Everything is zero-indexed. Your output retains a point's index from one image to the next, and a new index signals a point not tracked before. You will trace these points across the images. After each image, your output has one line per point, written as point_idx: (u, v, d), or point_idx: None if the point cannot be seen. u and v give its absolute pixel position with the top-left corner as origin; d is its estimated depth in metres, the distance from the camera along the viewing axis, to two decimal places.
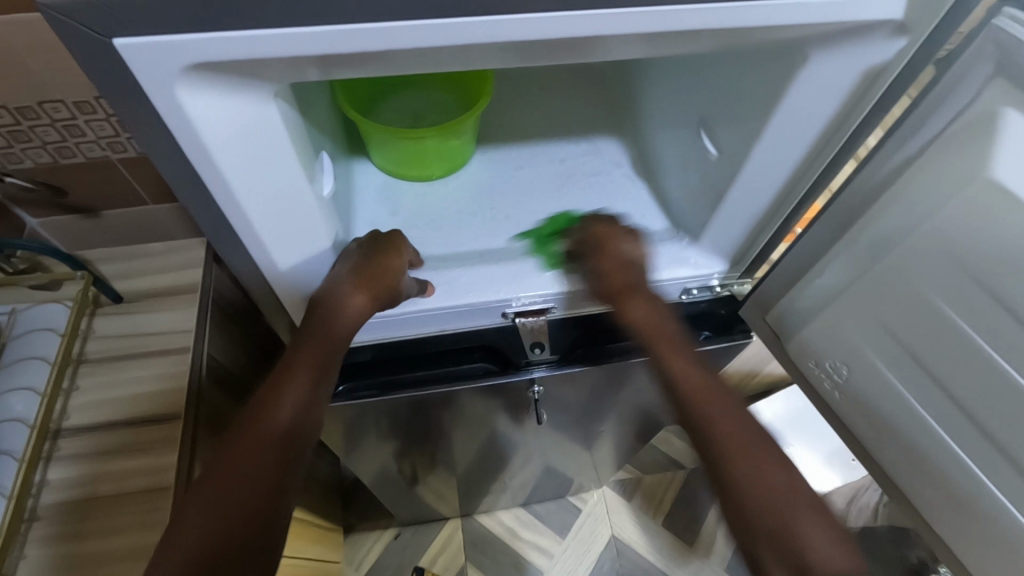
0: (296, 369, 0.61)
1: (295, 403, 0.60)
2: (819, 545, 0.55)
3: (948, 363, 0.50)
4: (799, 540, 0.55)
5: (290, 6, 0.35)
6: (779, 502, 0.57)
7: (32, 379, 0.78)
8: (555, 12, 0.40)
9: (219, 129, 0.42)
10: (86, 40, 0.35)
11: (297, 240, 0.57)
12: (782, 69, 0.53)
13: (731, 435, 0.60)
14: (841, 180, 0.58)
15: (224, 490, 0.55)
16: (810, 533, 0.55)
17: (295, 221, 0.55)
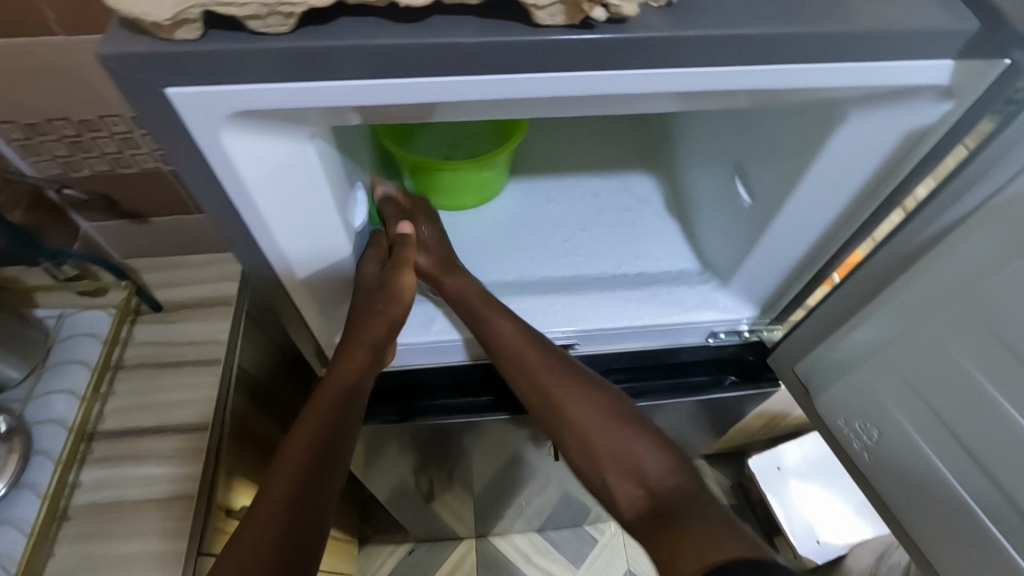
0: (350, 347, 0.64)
1: (348, 363, 0.64)
2: (643, 457, 0.63)
3: (990, 440, 0.48)
4: (630, 455, 0.63)
5: (324, 60, 0.36)
6: (617, 428, 0.65)
7: (73, 383, 0.82)
8: (599, 71, 0.39)
9: (259, 166, 0.44)
10: (137, 89, 0.36)
11: (319, 251, 0.55)
12: (821, 123, 0.52)
13: (569, 389, 0.67)
14: (888, 229, 0.55)
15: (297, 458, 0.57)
16: (642, 451, 0.63)
17: (320, 237, 0.53)
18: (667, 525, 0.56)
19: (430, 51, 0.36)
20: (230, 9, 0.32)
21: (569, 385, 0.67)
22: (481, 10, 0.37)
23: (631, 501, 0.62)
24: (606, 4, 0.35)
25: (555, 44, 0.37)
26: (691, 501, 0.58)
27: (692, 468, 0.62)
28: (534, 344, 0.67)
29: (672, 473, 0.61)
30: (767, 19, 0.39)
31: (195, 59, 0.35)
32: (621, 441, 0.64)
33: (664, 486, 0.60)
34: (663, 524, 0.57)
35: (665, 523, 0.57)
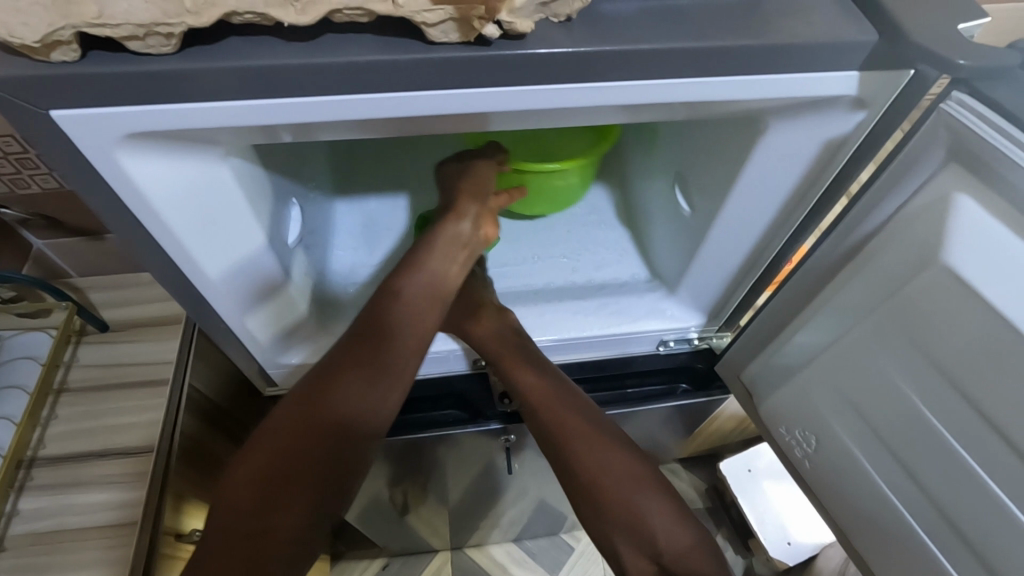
0: (368, 366, 0.56)
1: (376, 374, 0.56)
2: (657, 524, 0.58)
3: (912, 446, 0.48)
4: (641, 520, 0.58)
5: (213, 79, 0.35)
6: (628, 481, 0.59)
7: (11, 407, 0.80)
8: (505, 88, 0.39)
9: (166, 185, 0.43)
10: (20, 111, 0.35)
11: (229, 246, 0.50)
12: (747, 132, 0.52)
13: (585, 442, 0.61)
14: (833, 219, 0.54)
15: (255, 478, 0.51)
16: (654, 511, 0.58)
17: (227, 230, 0.49)
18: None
19: (322, 70, 0.35)
20: (105, 29, 0.32)
21: (587, 439, 0.61)
22: (376, 29, 0.36)
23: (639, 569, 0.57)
24: (500, 21, 0.34)
25: (454, 61, 0.36)
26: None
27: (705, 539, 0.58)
28: (545, 372, 0.66)
29: (691, 541, 0.57)
30: (670, 34, 0.39)
31: (77, 80, 0.34)
32: (636, 505, 0.58)
33: (680, 564, 0.56)
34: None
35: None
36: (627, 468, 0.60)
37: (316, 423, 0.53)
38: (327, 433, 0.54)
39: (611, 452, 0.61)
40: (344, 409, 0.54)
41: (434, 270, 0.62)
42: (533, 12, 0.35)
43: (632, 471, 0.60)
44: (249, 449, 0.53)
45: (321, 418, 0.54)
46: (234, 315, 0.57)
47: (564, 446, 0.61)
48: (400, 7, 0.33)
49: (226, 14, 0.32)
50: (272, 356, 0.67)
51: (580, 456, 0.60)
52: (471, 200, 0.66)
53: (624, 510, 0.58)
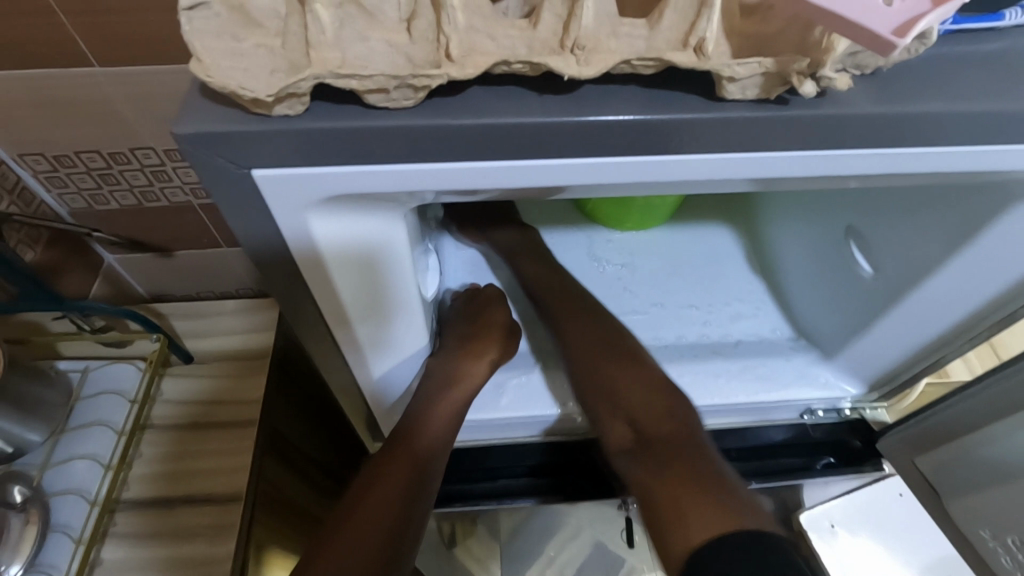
0: (405, 456, 0.56)
1: (417, 465, 0.56)
2: (630, 390, 0.59)
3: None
4: (614, 386, 0.60)
5: (450, 140, 0.28)
6: (610, 363, 0.61)
7: (98, 447, 0.75)
8: (776, 152, 0.31)
9: (341, 246, 0.37)
10: (217, 169, 0.29)
11: (359, 241, 0.37)
12: (992, 196, 0.44)
13: (570, 319, 0.64)
14: None
15: (364, 522, 0.52)
16: (629, 381, 0.59)
17: (356, 227, 0.36)
18: (663, 466, 0.54)
19: (581, 133, 0.29)
20: (350, 81, 0.25)
21: (571, 313, 0.64)
22: (645, 80, 0.29)
23: (619, 439, 0.59)
24: (821, 78, 0.27)
25: (740, 123, 0.29)
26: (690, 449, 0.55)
27: (684, 404, 0.59)
28: (555, 271, 0.69)
29: (672, 417, 0.57)
30: (990, 92, 0.31)
31: (296, 139, 0.28)
32: (611, 375, 0.60)
33: (657, 424, 0.57)
34: (656, 467, 0.55)
35: (659, 467, 0.54)
36: (600, 339, 0.62)
37: (405, 464, 0.55)
38: (409, 470, 0.55)
39: (595, 341, 0.62)
40: (403, 464, 0.55)
41: (443, 393, 0.58)
42: (846, 63, 0.28)
43: (617, 356, 0.61)
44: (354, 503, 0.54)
45: (406, 459, 0.56)
46: (333, 303, 0.42)
47: (557, 324, 0.65)
48: (707, 59, 0.26)
49: (492, 65, 0.26)
50: (360, 359, 0.51)
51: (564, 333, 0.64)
52: (493, 317, 0.64)
53: (603, 379, 0.60)
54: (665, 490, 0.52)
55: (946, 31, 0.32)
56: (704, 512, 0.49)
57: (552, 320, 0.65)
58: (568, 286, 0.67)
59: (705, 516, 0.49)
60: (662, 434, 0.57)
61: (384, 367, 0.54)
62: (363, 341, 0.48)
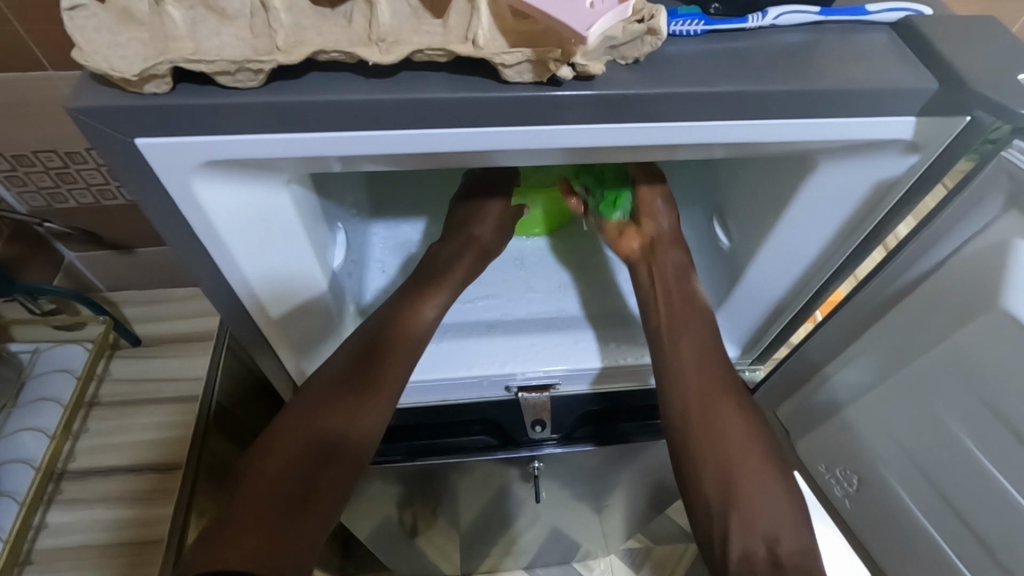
0: (352, 425, 0.57)
1: (357, 445, 0.57)
2: (766, 497, 0.53)
3: (952, 477, 0.48)
4: (756, 494, 0.53)
5: (293, 111, 0.36)
6: (752, 458, 0.54)
7: (46, 420, 0.80)
8: (573, 125, 0.39)
9: (230, 213, 0.44)
10: (107, 138, 0.36)
11: (259, 221, 0.46)
12: (792, 171, 0.51)
13: (726, 411, 0.56)
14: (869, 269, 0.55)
15: (263, 504, 0.52)
16: (766, 485, 0.54)
17: (256, 213, 0.45)
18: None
19: (396, 106, 0.36)
20: (199, 65, 0.33)
21: (711, 396, 0.57)
22: (452, 67, 0.37)
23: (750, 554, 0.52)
24: (574, 63, 0.35)
25: (527, 99, 0.37)
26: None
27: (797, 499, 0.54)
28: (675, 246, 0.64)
29: (795, 522, 0.53)
30: (736, 76, 0.39)
31: (163, 112, 0.35)
32: (769, 494, 0.54)
33: (795, 552, 0.52)
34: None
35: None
36: (758, 449, 0.55)
37: (317, 443, 0.55)
38: (326, 454, 0.55)
39: (731, 424, 0.55)
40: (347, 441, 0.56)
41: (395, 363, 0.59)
42: (602, 54, 0.36)
43: (746, 441, 0.55)
44: (253, 479, 0.54)
45: (322, 443, 0.56)
46: (225, 251, 0.47)
47: (695, 401, 0.56)
48: (479, 49, 0.34)
49: (314, 53, 0.34)
50: (258, 298, 0.53)
51: (691, 401, 0.57)
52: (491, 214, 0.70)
53: (748, 491, 0.53)
54: None
55: (701, 32, 0.41)
56: None
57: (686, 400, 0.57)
58: (709, 345, 0.59)
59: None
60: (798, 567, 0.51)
61: (281, 304, 0.55)
62: (252, 276, 0.50)
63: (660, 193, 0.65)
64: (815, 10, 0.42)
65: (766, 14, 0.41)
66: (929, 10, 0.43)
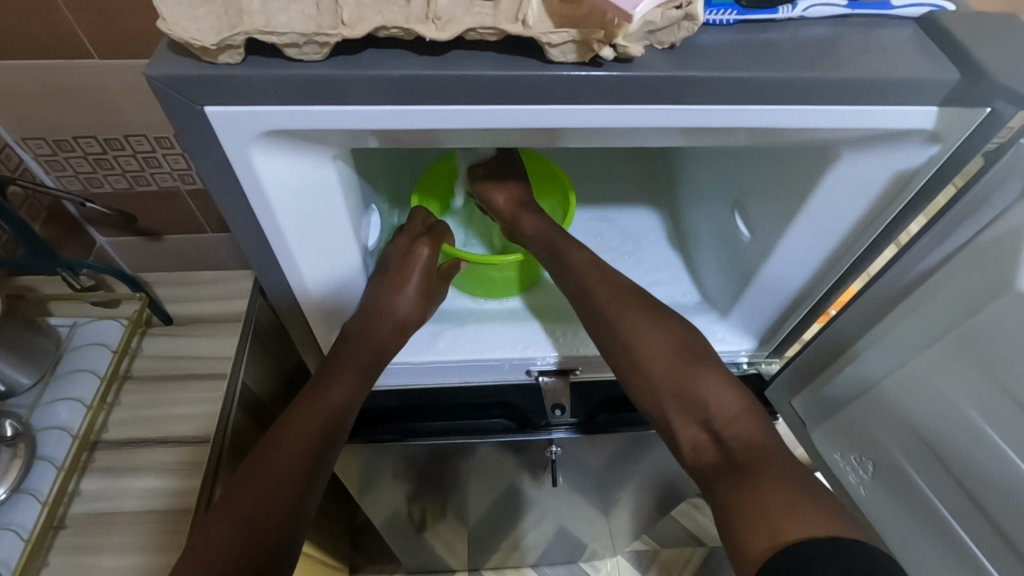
0: (335, 381, 0.61)
1: (337, 409, 0.60)
2: (708, 392, 0.57)
3: (966, 458, 0.50)
4: (696, 393, 0.57)
5: (351, 84, 0.39)
6: (676, 359, 0.59)
7: (82, 391, 0.83)
8: (608, 106, 0.41)
9: (284, 185, 0.47)
10: (179, 106, 0.39)
11: (308, 195, 0.49)
12: (813, 162, 0.53)
13: (635, 311, 0.62)
14: (883, 263, 0.57)
15: (266, 484, 0.54)
16: (703, 383, 0.57)
17: (305, 190, 0.48)
18: (738, 478, 0.51)
19: (447, 81, 0.39)
20: (270, 37, 0.36)
21: (622, 307, 0.62)
22: (499, 48, 0.40)
23: (691, 439, 0.56)
24: (615, 44, 0.37)
25: (569, 79, 0.39)
26: (767, 456, 0.51)
27: (739, 393, 0.57)
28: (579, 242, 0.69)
29: (737, 409, 0.56)
30: (767, 63, 0.41)
31: (233, 82, 0.38)
32: (691, 376, 0.57)
33: (731, 422, 0.55)
34: (732, 477, 0.51)
35: (734, 475, 0.51)
36: (676, 348, 0.59)
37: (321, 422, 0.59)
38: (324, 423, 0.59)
39: (646, 330, 0.60)
40: (332, 407, 0.60)
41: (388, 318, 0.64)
42: (641, 38, 0.39)
43: (661, 343, 0.60)
44: (257, 462, 0.55)
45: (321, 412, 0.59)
46: (274, 226, 0.50)
47: (607, 316, 0.62)
48: (529, 28, 0.36)
49: (375, 29, 0.37)
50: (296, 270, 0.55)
51: (608, 314, 0.62)
52: (410, 279, 0.66)
53: (665, 381, 0.58)
54: (738, 495, 0.50)
55: (734, 21, 0.43)
56: (800, 513, 0.45)
57: (603, 325, 0.62)
58: (606, 271, 0.65)
59: (799, 516, 0.45)
60: (737, 439, 0.54)
61: (312, 277, 0.57)
62: (292, 246, 0.53)
63: (573, 243, 0.69)
64: (842, 4, 0.44)
65: (796, 6, 0.43)
66: (953, 6, 0.45)
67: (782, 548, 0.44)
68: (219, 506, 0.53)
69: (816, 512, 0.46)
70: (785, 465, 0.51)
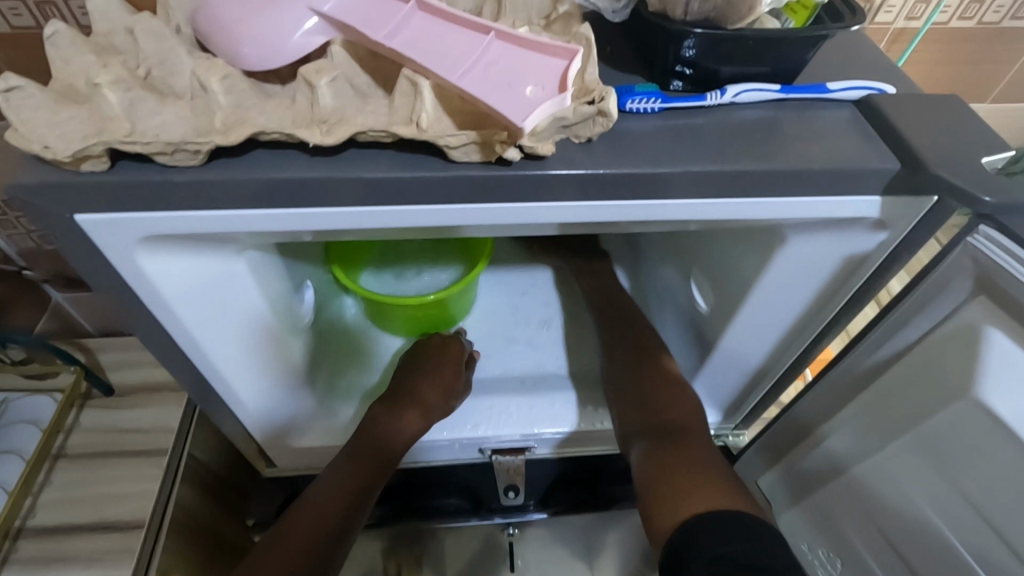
0: (385, 423, 0.62)
1: (388, 451, 0.60)
2: (669, 409, 0.57)
3: (936, 573, 0.47)
4: (655, 402, 0.58)
5: (234, 188, 0.35)
6: (659, 385, 0.60)
7: (6, 474, 0.78)
8: (525, 202, 0.38)
9: (182, 283, 0.43)
10: (43, 213, 0.36)
11: (213, 288, 0.45)
12: (763, 242, 0.50)
13: (633, 344, 0.65)
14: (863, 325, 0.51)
15: (321, 510, 0.55)
16: (668, 399, 0.58)
17: (216, 287, 0.45)
18: (667, 446, 0.53)
19: (339, 183, 0.35)
20: (135, 146, 0.32)
21: (634, 341, 0.65)
22: (400, 146, 0.37)
23: (630, 422, 0.58)
24: (521, 145, 0.34)
25: (475, 179, 0.36)
26: (700, 468, 0.51)
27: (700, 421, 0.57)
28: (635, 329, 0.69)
29: (689, 432, 0.55)
30: (694, 157, 0.38)
31: (101, 189, 0.34)
32: (658, 391, 0.59)
33: (673, 414, 0.57)
34: (664, 444, 0.54)
35: (663, 446, 0.54)
36: (664, 381, 0.60)
37: (371, 455, 0.59)
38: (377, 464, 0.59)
39: (645, 362, 0.63)
40: (387, 447, 0.60)
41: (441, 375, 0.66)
42: (553, 134, 0.36)
43: (654, 373, 0.61)
44: (316, 489, 0.57)
45: (378, 453, 0.60)
46: (177, 324, 0.46)
47: (614, 350, 0.66)
48: (423, 131, 0.33)
49: (255, 133, 0.33)
50: (203, 345, 0.48)
51: (619, 350, 0.65)
52: (457, 355, 0.69)
53: (637, 383, 0.61)
54: (656, 473, 0.51)
55: (659, 109, 0.40)
56: (694, 495, 0.47)
57: (610, 361, 0.65)
58: (632, 326, 0.67)
59: (695, 486, 0.48)
60: (676, 437, 0.54)
61: (236, 348, 0.51)
62: (189, 320, 0.46)
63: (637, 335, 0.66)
64: (775, 89, 0.41)
65: (725, 92, 0.41)
66: (892, 89, 0.43)
67: (677, 527, 0.46)
68: (274, 542, 0.52)
69: (727, 487, 0.48)
70: (712, 471, 0.51)
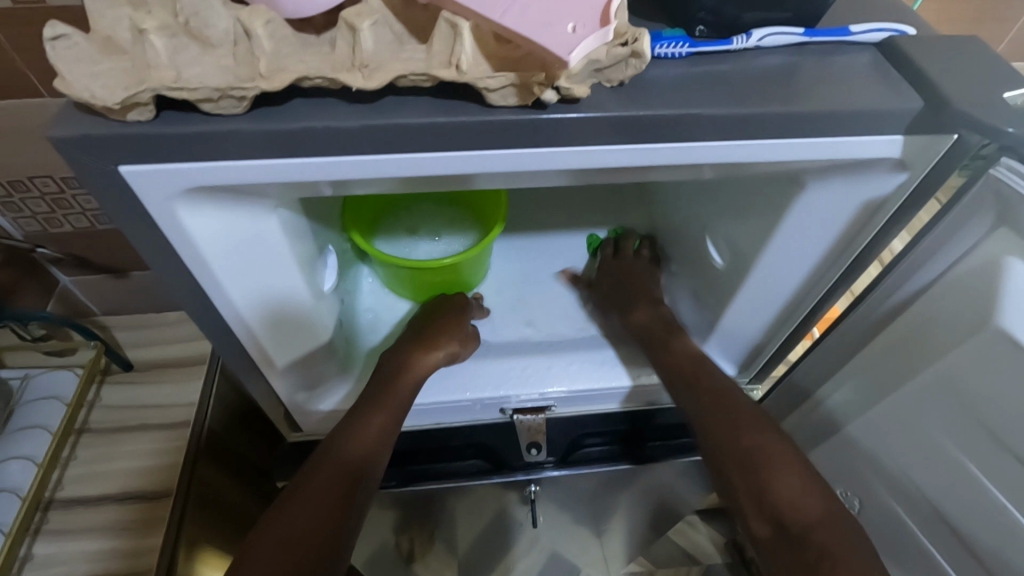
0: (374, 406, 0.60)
1: (378, 433, 0.58)
2: (784, 490, 0.51)
3: (953, 501, 0.49)
4: (768, 485, 0.51)
5: (274, 136, 0.36)
6: (758, 447, 0.54)
7: (33, 448, 0.79)
8: (556, 147, 0.39)
9: (218, 240, 0.44)
10: (88, 166, 0.36)
11: (247, 243, 0.45)
12: (782, 191, 0.51)
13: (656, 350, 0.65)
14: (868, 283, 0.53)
15: (316, 496, 0.52)
16: (781, 478, 0.51)
17: (248, 243, 0.45)
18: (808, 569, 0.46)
19: (377, 129, 0.36)
20: (181, 93, 0.33)
21: (688, 371, 0.61)
22: (434, 92, 0.37)
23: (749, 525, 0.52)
24: (557, 86, 0.35)
25: (510, 123, 0.37)
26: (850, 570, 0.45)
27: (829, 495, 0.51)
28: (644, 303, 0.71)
29: (821, 512, 0.49)
30: (722, 99, 0.39)
31: (145, 139, 0.35)
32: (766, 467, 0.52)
33: (791, 507, 0.50)
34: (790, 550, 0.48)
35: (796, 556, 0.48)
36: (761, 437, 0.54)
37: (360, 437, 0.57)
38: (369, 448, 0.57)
39: (720, 407, 0.57)
40: (377, 428, 0.59)
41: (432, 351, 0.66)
42: (587, 78, 0.36)
43: (747, 428, 0.55)
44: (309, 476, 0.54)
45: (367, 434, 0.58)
46: (212, 280, 0.46)
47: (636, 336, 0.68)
48: (463, 74, 0.34)
49: (296, 79, 0.34)
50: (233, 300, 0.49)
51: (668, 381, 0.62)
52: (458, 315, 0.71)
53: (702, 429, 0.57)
54: None
55: (686, 54, 0.41)
56: None
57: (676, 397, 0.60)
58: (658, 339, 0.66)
59: None
60: (809, 532, 0.48)
61: (259, 302, 0.51)
62: (225, 275, 0.46)
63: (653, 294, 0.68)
64: (798, 32, 0.42)
65: (750, 36, 0.41)
66: (912, 31, 0.43)
67: None
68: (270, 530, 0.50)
69: None
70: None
